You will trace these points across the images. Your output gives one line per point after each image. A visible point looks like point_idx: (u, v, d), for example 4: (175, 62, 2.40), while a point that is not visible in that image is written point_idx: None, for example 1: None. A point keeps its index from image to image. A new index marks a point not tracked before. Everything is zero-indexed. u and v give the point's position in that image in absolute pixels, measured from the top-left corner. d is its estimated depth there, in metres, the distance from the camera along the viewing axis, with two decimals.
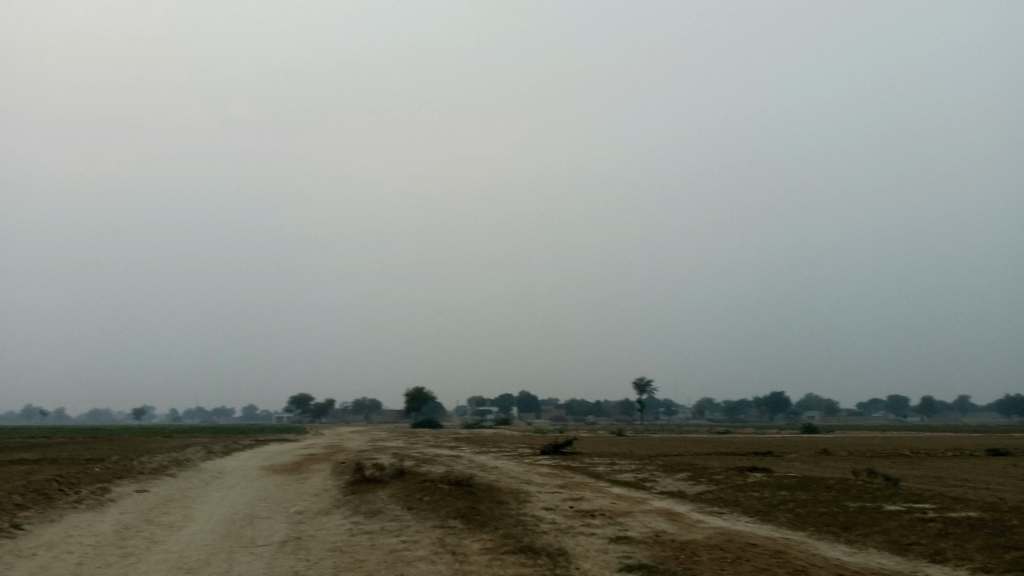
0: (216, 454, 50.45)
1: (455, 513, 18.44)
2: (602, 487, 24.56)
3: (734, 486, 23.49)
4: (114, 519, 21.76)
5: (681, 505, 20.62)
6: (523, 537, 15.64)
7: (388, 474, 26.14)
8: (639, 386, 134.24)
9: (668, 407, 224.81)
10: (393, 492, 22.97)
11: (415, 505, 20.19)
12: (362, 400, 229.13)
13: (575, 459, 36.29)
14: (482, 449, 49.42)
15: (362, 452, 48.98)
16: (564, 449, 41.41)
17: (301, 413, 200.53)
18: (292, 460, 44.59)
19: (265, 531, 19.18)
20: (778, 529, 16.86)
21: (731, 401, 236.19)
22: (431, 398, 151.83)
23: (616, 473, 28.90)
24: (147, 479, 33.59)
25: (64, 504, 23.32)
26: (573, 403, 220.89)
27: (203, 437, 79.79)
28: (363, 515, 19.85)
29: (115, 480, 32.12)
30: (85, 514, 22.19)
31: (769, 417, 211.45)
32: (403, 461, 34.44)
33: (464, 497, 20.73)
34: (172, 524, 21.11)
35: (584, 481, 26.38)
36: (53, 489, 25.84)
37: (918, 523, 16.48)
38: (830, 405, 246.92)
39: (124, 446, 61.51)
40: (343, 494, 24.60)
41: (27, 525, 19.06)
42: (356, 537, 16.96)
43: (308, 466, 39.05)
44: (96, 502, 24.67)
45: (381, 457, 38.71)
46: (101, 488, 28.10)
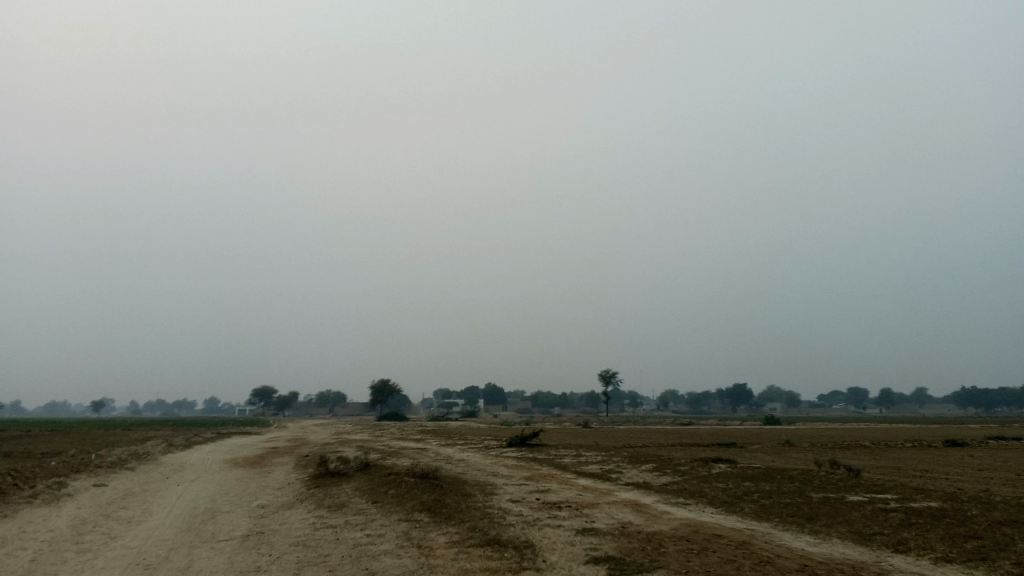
0: (177, 448, 49.67)
1: (421, 506, 18.26)
2: (569, 479, 24.52)
3: (699, 477, 23.59)
4: (70, 514, 21.23)
5: (647, 497, 20.65)
6: (489, 530, 15.51)
7: (353, 467, 25.86)
8: (605, 377, 134.85)
9: (633, 399, 226.39)
10: (357, 485, 22.70)
11: (380, 499, 19.95)
12: (327, 393, 227.41)
13: (541, 451, 36.26)
14: (448, 441, 49.26)
15: (327, 444, 48.55)
16: (530, 441, 41.39)
17: (265, 405, 198.37)
18: (255, 453, 44.03)
19: (226, 525, 18.84)
20: (743, 520, 16.95)
21: (696, 393, 238.37)
22: (397, 390, 151.06)
23: (582, 465, 28.90)
24: (105, 473, 32.90)
25: (18, 499, 22.71)
26: (539, 394, 221.36)
27: (164, 431, 78.55)
28: (327, 509, 19.58)
29: (72, 474, 31.39)
30: (40, 509, 21.63)
31: (733, 408, 213.84)
32: (368, 454, 34.18)
33: (429, 490, 20.55)
34: (131, 519, 20.64)
35: (551, 473, 26.32)
36: (7, 484, 25.14)
37: (880, 513, 16.66)
38: (792, 397, 250.44)
39: (82, 440, 60.34)
40: (307, 487, 24.29)
41: None
42: (320, 531, 16.70)
43: (272, 459, 38.56)
44: (52, 496, 24.08)
45: (346, 450, 38.35)
46: (57, 483, 27.45)
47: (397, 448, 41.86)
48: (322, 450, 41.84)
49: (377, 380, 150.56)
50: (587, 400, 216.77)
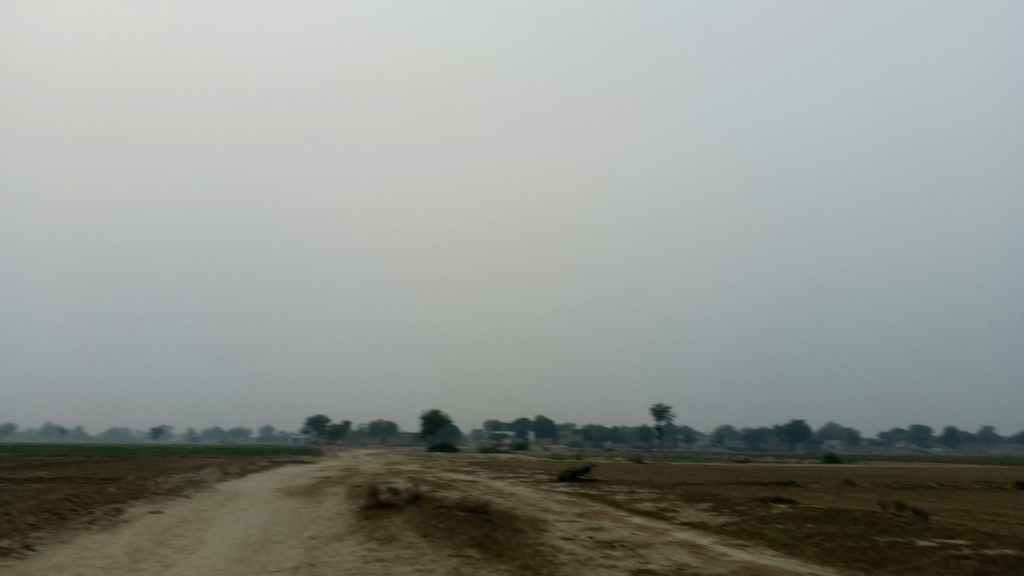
0: (232, 475, 50.19)
1: (472, 541, 17.99)
2: (622, 517, 23.98)
3: (758, 518, 22.86)
4: (126, 541, 21.47)
5: (704, 537, 20.05)
6: (541, 568, 15.16)
7: (404, 498, 25.72)
8: (659, 412, 133.02)
9: (687, 434, 222.55)
10: (408, 518, 22.54)
11: (430, 533, 19.73)
12: (379, 423, 228.67)
13: (593, 487, 35.71)
14: (499, 474, 48.88)
15: (378, 475, 48.54)
16: (582, 476, 40.85)
17: (318, 434, 200.27)
18: (308, 482, 44.29)
19: (277, 556, 18.81)
20: (806, 564, 16.31)
21: (752, 429, 233.56)
22: (448, 420, 151.00)
23: (636, 502, 28.29)
24: (161, 500, 33.32)
25: (77, 524, 23.08)
26: (592, 428, 219.23)
27: (220, 459, 79.73)
28: (377, 541, 19.44)
29: (130, 500, 31.87)
30: (97, 535, 21.93)
31: (790, 446, 208.80)
32: (419, 486, 34.03)
33: (480, 525, 20.27)
34: (185, 547, 20.77)
35: (604, 510, 25.81)
36: (67, 509, 25.61)
37: (952, 560, 15.87)
38: (852, 435, 243.55)
39: (140, 466, 61.47)
40: (357, 519, 24.20)
41: (39, 546, 18.81)
42: (370, 565, 16.54)
43: (324, 489, 38.69)
44: (110, 522, 24.41)
45: (398, 481, 38.27)
46: (115, 509, 27.86)
47: (448, 480, 41.64)
48: (374, 480, 41.83)
49: (429, 411, 150.82)
50: (639, 435, 213.89)
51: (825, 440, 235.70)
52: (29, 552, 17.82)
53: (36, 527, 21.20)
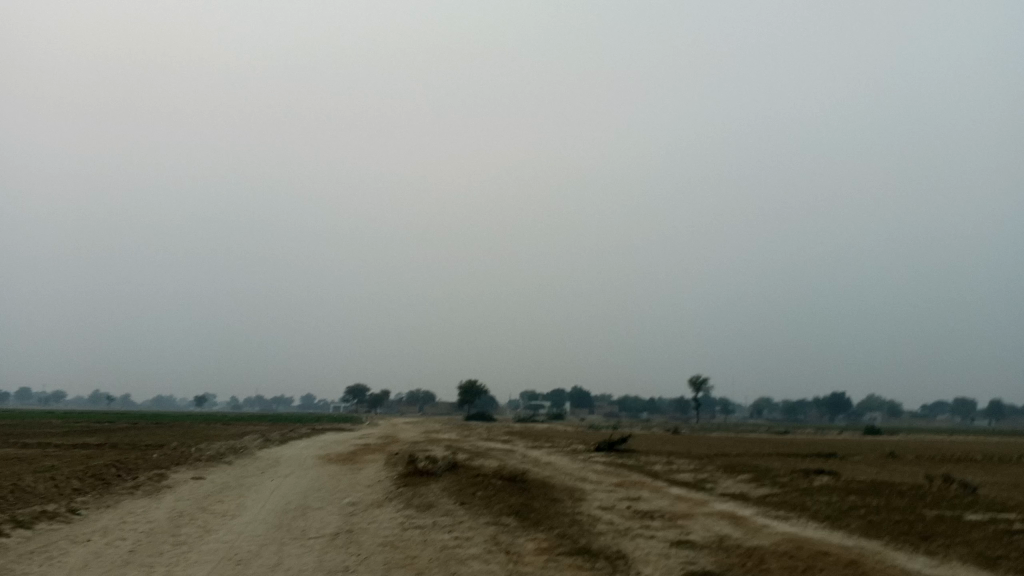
0: (273, 442, 50.93)
1: (509, 510, 17.90)
2: (661, 487, 23.78)
3: (800, 490, 22.46)
4: (169, 506, 21.73)
5: (745, 508, 19.74)
6: (580, 537, 15.00)
7: (441, 466, 25.74)
8: (696, 383, 132.38)
9: (725, 406, 221.27)
10: (445, 486, 22.53)
11: (468, 500, 19.70)
12: (417, 393, 230.91)
13: (631, 457, 35.52)
14: (536, 444, 48.95)
15: (416, 443, 48.89)
16: (619, 446, 40.70)
17: (357, 403, 202.82)
18: (346, 450, 44.71)
19: (316, 522, 18.89)
20: (851, 537, 15.93)
21: (791, 401, 231.39)
22: (484, 390, 151.55)
23: (675, 473, 28.05)
24: (204, 467, 33.81)
25: (121, 490, 23.43)
26: (628, 399, 219.08)
27: (261, 426, 81.10)
28: (415, 508, 19.46)
29: (173, 466, 32.35)
30: (141, 500, 22.21)
31: (830, 418, 206.72)
32: (456, 454, 34.10)
33: (518, 493, 20.16)
34: (226, 513, 20.99)
35: (641, 480, 25.62)
36: (112, 475, 26.04)
37: (1004, 535, 15.37)
38: (893, 406, 240.29)
39: (184, 433, 62.64)
40: (396, 486, 24.28)
41: (84, 511, 19.10)
42: (408, 532, 16.52)
43: (362, 457, 39.00)
44: (152, 488, 24.76)
45: (435, 449, 38.40)
46: (159, 475, 28.26)
47: (485, 449, 41.71)
48: (411, 449, 42.12)
49: (465, 381, 151.75)
50: (676, 406, 213.20)
51: (865, 413, 232.87)
52: (74, 516, 18.09)
53: (81, 493, 21.58)
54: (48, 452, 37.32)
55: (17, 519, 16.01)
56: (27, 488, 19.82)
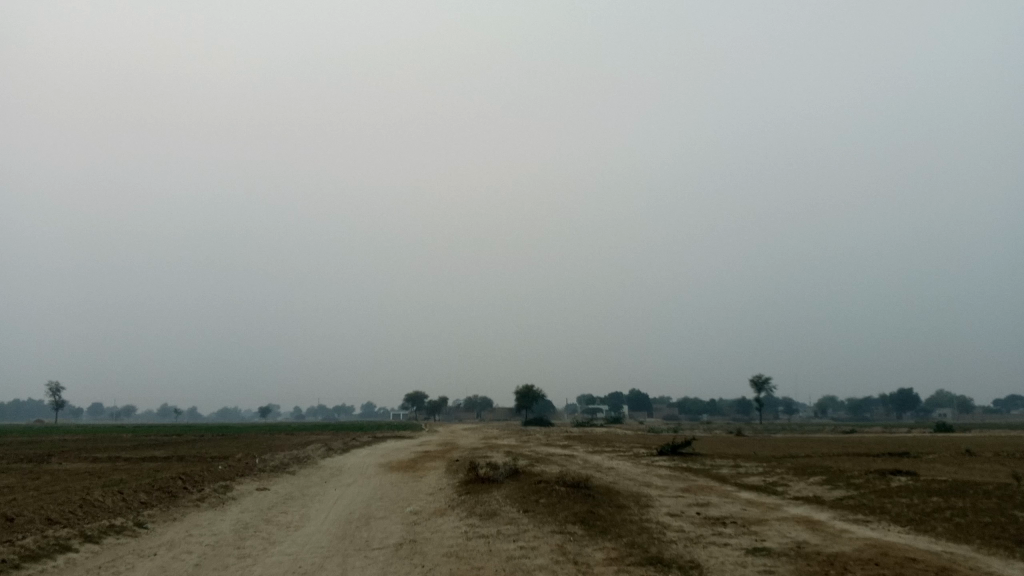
0: (335, 451, 51.29)
1: (575, 518, 17.40)
2: (730, 492, 22.98)
3: (877, 491, 21.49)
4: (234, 518, 21.78)
5: (820, 512, 18.92)
6: (650, 546, 14.43)
7: (503, 473, 25.38)
8: (758, 383, 129.77)
9: (787, 406, 216.79)
10: (508, 493, 22.15)
11: (531, 508, 19.25)
12: (475, 400, 231.40)
13: (695, 460, 34.66)
14: (598, 449, 48.26)
15: (477, 449, 48.66)
16: (683, 450, 39.84)
17: (416, 411, 204.10)
18: (408, 457, 44.65)
19: (380, 532, 18.67)
20: (938, 542, 15.05)
21: (857, 399, 225.64)
22: (542, 395, 150.88)
23: (743, 477, 27.16)
24: (268, 477, 34.05)
25: (187, 503, 23.58)
26: (688, 401, 216.14)
27: (322, 436, 81.78)
28: (478, 517, 19.12)
29: (238, 478, 32.54)
30: (206, 513, 22.30)
31: (898, 415, 200.85)
32: (518, 460, 33.67)
33: (582, 500, 19.64)
34: (290, 524, 20.91)
35: (708, 485, 24.85)
36: (178, 488, 26.28)
37: None
38: (964, 402, 232.46)
39: (248, 445, 63.56)
40: (458, 494, 23.99)
41: (151, 524, 19.20)
42: (472, 542, 16.13)
43: (424, 464, 38.89)
44: (218, 500, 24.89)
45: (496, 456, 38.05)
46: (224, 487, 28.45)
47: (546, 455, 41.19)
48: (471, 455, 41.83)
49: (522, 387, 151.44)
50: (738, 406, 209.51)
51: (936, 410, 225.83)
52: (140, 530, 18.17)
53: (148, 506, 21.77)
54: (119, 466, 37.99)
55: (86, 533, 16.10)
56: (96, 502, 20.02)
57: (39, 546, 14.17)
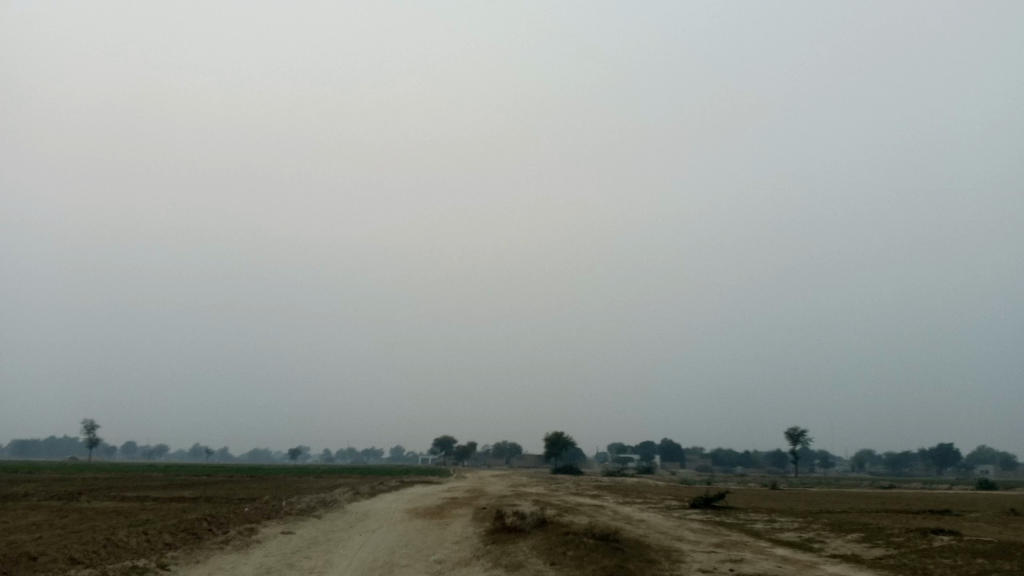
0: (363, 495, 50.96)
1: (603, 572, 16.95)
2: (765, 548, 22.31)
3: (919, 551, 20.69)
4: (258, 562, 21.57)
5: (859, 572, 18.24)
6: None
7: (530, 523, 24.88)
8: (794, 436, 127.12)
9: (823, 459, 211.96)
10: (534, 544, 21.68)
11: (558, 561, 18.78)
12: (504, 445, 229.69)
13: (728, 514, 33.82)
14: (628, 499, 47.37)
15: (504, 496, 48.03)
16: (715, 503, 38.93)
17: (444, 455, 203.04)
18: (435, 503, 44.16)
19: None
20: None
21: (895, 454, 220.17)
22: (572, 442, 149.22)
23: (778, 532, 26.35)
24: (294, 521, 33.82)
25: (212, 545, 23.47)
26: (721, 452, 212.37)
27: (350, 478, 81.54)
28: (504, 568, 18.71)
29: (264, 521, 32.37)
30: (230, 555, 22.15)
31: (938, 471, 195.46)
32: (546, 509, 33.11)
33: (611, 553, 19.16)
34: (313, 570, 20.61)
35: (741, 540, 24.15)
36: (203, 529, 26.19)
37: None
38: (1007, 459, 225.63)
39: (276, 486, 63.43)
40: (483, 543, 23.56)
41: (174, 566, 19.08)
42: None
43: (450, 511, 38.41)
44: (242, 543, 24.73)
45: (524, 504, 37.45)
46: (250, 529, 28.31)
47: (574, 504, 40.50)
48: (498, 502, 41.24)
49: (551, 434, 150.02)
50: (773, 458, 205.41)
51: (978, 467, 219.39)
52: (164, 571, 18.05)
53: (173, 547, 21.62)
54: (146, 505, 38.01)
55: (109, 574, 15.96)
56: (121, 542, 19.92)
57: None
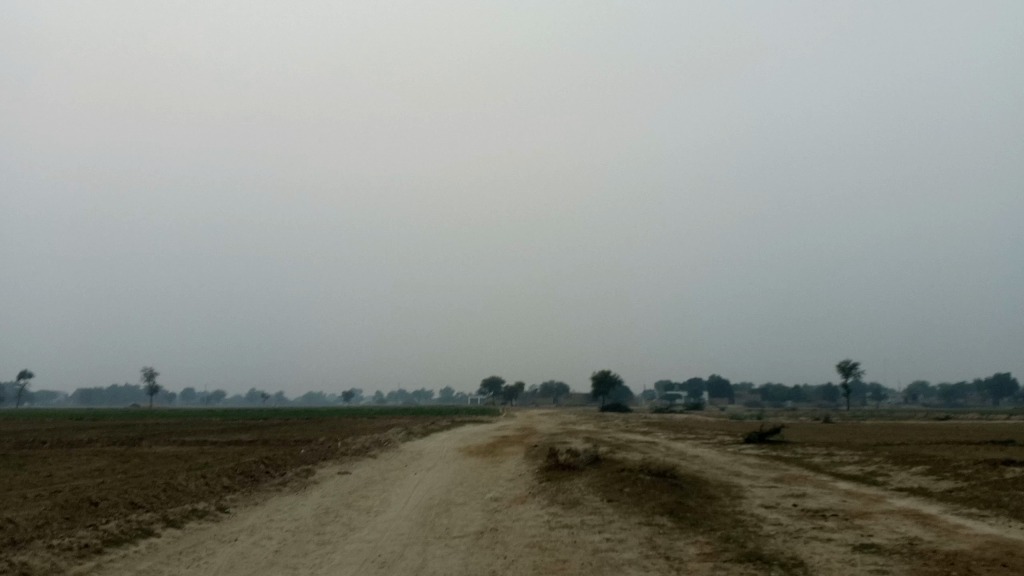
0: (416, 435, 51.59)
1: (663, 509, 16.54)
2: (827, 482, 21.78)
3: (991, 483, 19.94)
4: (315, 503, 21.66)
5: (930, 505, 17.56)
6: (747, 541, 13.51)
7: (583, 460, 24.59)
8: (845, 368, 125.50)
9: (875, 391, 209.60)
10: (590, 482, 21.36)
11: (616, 498, 18.45)
12: (551, 384, 231.84)
13: (785, 448, 33.32)
14: (681, 435, 47.06)
15: (556, 434, 48.15)
16: (771, 438, 38.42)
17: (492, 394, 205.86)
18: (487, 442, 44.44)
19: (461, 520, 18.11)
20: None
21: (949, 385, 216.90)
22: (619, 380, 149.29)
23: (839, 466, 25.78)
24: (349, 461, 34.22)
25: (270, 487, 23.67)
26: (770, 387, 211.41)
27: (404, 418, 82.74)
28: (561, 506, 18.41)
29: (320, 462, 32.77)
30: (288, 497, 22.30)
31: (995, 402, 192.10)
32: (598, 447, 32.97)
33: (670, 490, 18.75)
34: (371, 509, 20.63)
35: (802, 474, 23.61)
36: (261, 472, 26.49)
37: None
38: None
39: (330, 427, 64.64)
40: (538, 481, 23.38)
41: (233, 509, 19.20)
42: (556, 532, 15.38)
43: (503, 449, 38.44)
44: (299, 484, 24.94)
45: (576, 441, 37.35)
46: (306, 471, 28.63)
47: (626, 442, 40.27)
48: (551, 440, 41.32)
49: (598, 373, 150.56)
50: (823, 391, 203.65)
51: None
52: (223, 515, 18.11)
53: (231, 490, 21.83)
54: (205, 449, 38.81)
55: (168, 518, 16.01)
56: (180, 486, 20.09)
57: (121, 531, 13.87)
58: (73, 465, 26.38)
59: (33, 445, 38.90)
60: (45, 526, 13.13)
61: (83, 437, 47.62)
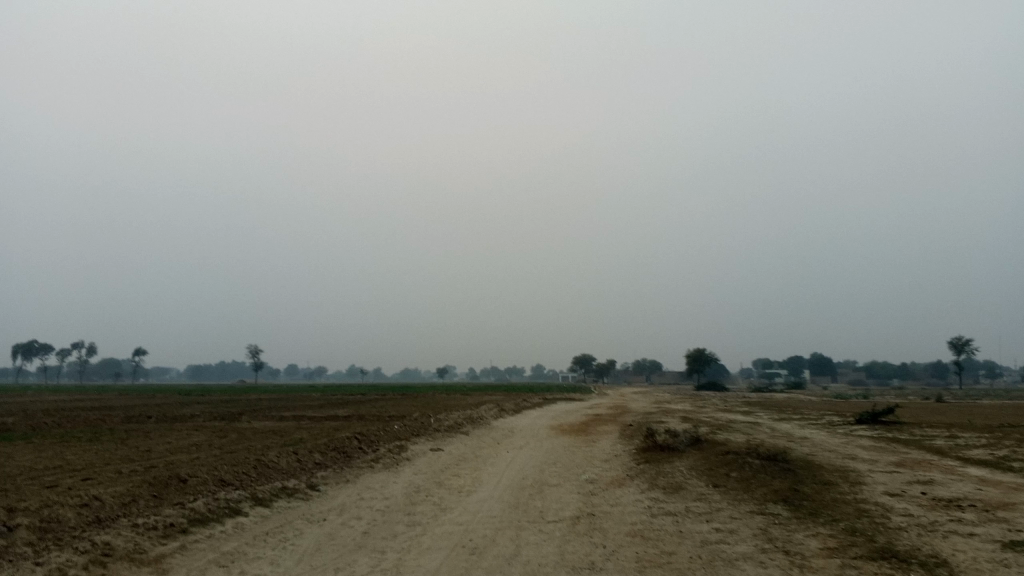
0: (508, 412, 51.12)
1: (776, 496, 15.23)
2: (956, 468, 19.87)
3: None
4: (407, 481, 21.24)
5: None
6: (877, 535, 12.06)
7: (683, 441, 23.31)
8: (956, 345, 118.97)
9: (989, 370, 198.63)
10: (693, 465, 20.10)
11: (722, 483, 17.20)
12: (644, 362, 229.51)
13: (901, 429, 31.03)
14: (783, 415, 44.83)
15: (650, 414, 46.72)
16: (884, 418, 36.02)
17: (584, 373, 204.95)
18: (579, 420, 43.49)
19: (555, 502, 17.21)
20: None
21: None
22: (713, 358, 145.45)
23: (966, 449, 23.71)
24: (442, 438, 33.85)
25: (362, 463, 23.37)
26: (876, 364, 203.07)
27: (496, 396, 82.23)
28: (662, 490, 17.31)
29: (412, 438, 32.46)
30: (379, 474, 21.91)
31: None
32: (697, 427, 31.48)
33: (781, 476, 17.34)
34: (462, 488, 20.00)
35: (925, 458, 21.70)
36: (354, 447, 26.32)
37: None
38: None
39: (422, 403, 64.83)
40: (635, 462, 22.29)
41: (324, 486, 18.88)
42: (658, 519, 14.29)
43: (596, 428, 37.37)
44: (392, 461, 24.62)
45: (673, 422, 35.89)
46: (398, 447, 28.29)
47: (727, 422, 38.46)
48: (646, 419, 40.03)
49: (692, 350, 146.92)
50: (933, 369, 193.90)
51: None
52: (313, 493, 17.78)
53: (323, 467, 21.56)
54: (302, 424, 39.11)
55: (257, 496, 15.70)
56: (271, 463, 19.90)
57: (208, 509, 13.52)
58: (172, 441, 26.82)
59: (140, 420, 40.20)
60: (132, 504, 12.87)
61: (187, 413, 48.92)
